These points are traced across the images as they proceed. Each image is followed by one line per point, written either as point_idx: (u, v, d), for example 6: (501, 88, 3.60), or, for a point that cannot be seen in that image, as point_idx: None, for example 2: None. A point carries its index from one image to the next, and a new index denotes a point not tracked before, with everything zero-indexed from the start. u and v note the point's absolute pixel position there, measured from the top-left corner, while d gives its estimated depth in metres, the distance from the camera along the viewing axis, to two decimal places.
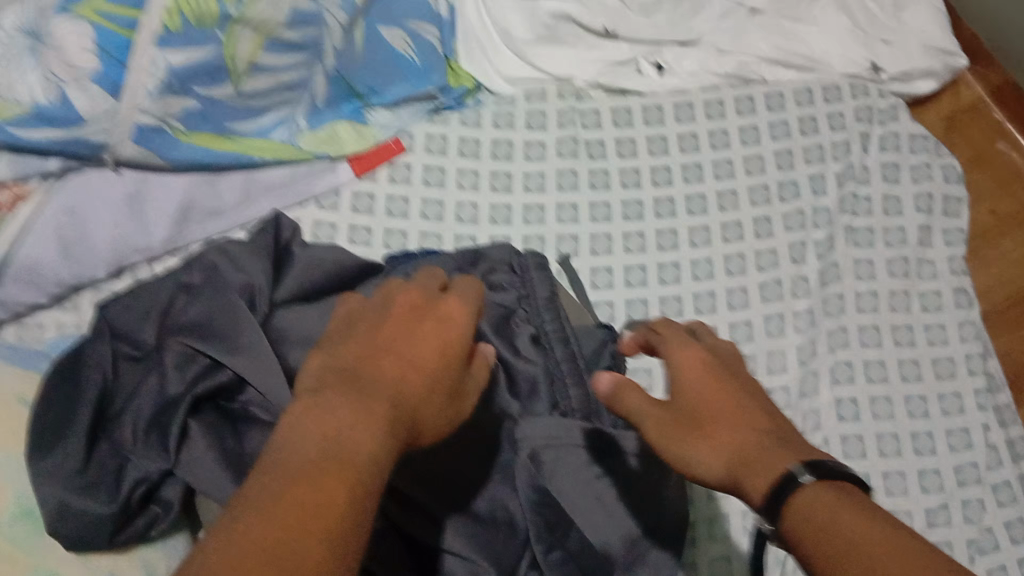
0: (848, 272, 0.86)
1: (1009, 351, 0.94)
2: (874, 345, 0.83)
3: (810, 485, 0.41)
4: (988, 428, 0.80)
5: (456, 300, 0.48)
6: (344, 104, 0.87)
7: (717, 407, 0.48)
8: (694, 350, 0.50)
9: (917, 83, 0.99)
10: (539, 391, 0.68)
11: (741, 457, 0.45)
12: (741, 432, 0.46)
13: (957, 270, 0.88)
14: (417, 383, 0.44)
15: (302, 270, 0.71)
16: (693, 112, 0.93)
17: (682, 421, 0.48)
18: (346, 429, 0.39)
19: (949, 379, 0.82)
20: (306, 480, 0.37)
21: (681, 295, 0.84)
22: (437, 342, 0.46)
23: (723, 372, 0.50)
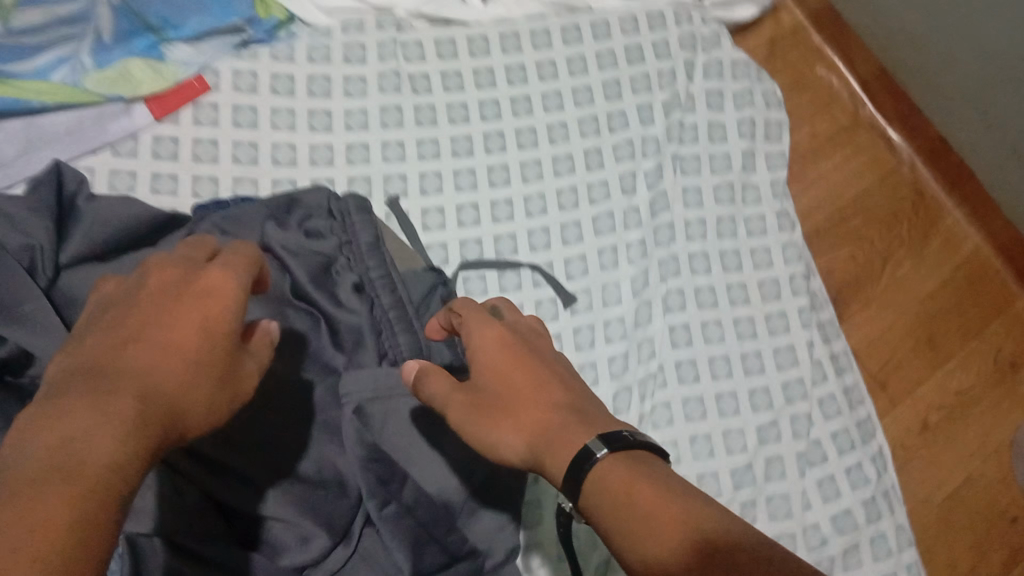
0: (677, 200, 0.87)
1: (831, 267, 0.97)
2: (704, 271, 0.84)
3: (606, 458, 0.45)
4: (812, 345, 0.84)
5: (219, 272, 0.46)
6: (136, 40, 0.79)
7: (507, 387, 0.51)
8: (496, 327, 0.53)
9: (736, 9, 1.01)
10: (363, 342, 0.65)
11: (543, 433, 0.49)
12: (543, 412, 0.50)
13: (780, 193, 0.91)
14: (178, 370, 0.43)
15: (92, 225, 0.64)
16: (520, 42, 0.90)
17: (484, 402, 0.51)
18: (85, 432, 0.37)
19: (775, 300, 0.85)
20: (31, 493, 0.34)
21: (514, 232, 0.82)
22: (201, 323, 0.45)
23: (521, 346, 0.53)
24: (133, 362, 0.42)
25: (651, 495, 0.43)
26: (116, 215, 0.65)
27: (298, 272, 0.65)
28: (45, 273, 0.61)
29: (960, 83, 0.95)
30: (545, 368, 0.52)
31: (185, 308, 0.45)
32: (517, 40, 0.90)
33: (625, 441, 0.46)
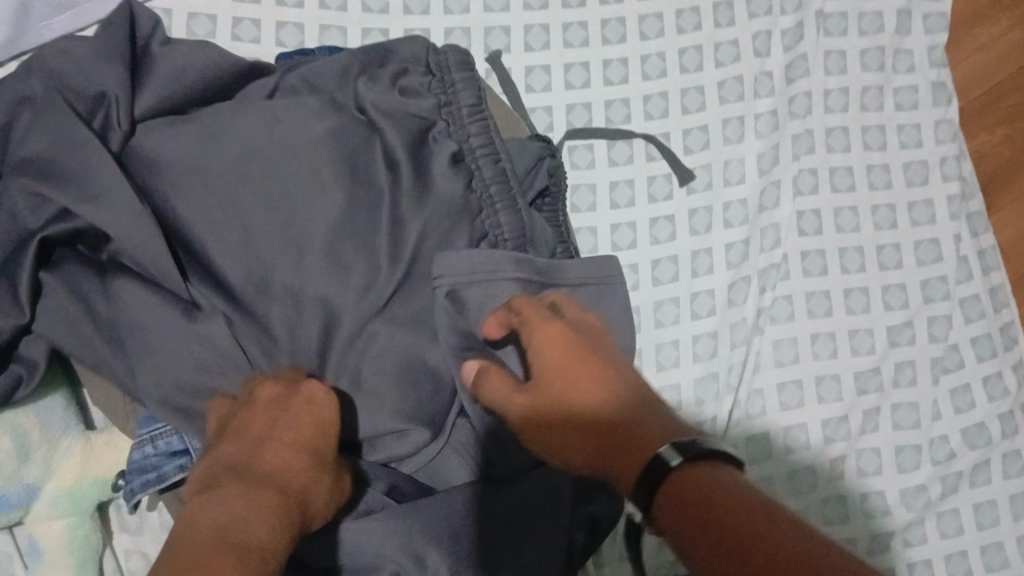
0: (817, 65, 0.76)
1: (982, 151, 0.86)
2: (841, 150, 0.74)
3: (679, 468, 0.40)
4: (959, 239, 0.74)
5: (317, 384, 0.51)
6: None
7: (561, 390, 0.47)
8: (555, 326, 0.49)
9: None
10: (463, 219, 0.59)
11: (612, 444, 0.44)
12: (608, 417, 0.45)
13: (938, 61, 0.78)
14: (300, 457, 0.47)
15: (169, 75, 0.58)
16: None
17: (541, 409, 0.47)
18: (243, 519, 0.41)
19: (921, 186, 0.75)
20: (215, 558, 0.38)
21: (628, 98, 0.73)
22: (313, 427, 0.49)
23: (584, 344, 0.48)
24: (260, 455, 0.46)
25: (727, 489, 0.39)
26: (195, 65, 0.59)
27: (392, 136, 0.58)
28: (118, 130, 0.56)
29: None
30: (610, 372, 0.47)
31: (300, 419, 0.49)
32: None
33: (696, 450, 0.40)
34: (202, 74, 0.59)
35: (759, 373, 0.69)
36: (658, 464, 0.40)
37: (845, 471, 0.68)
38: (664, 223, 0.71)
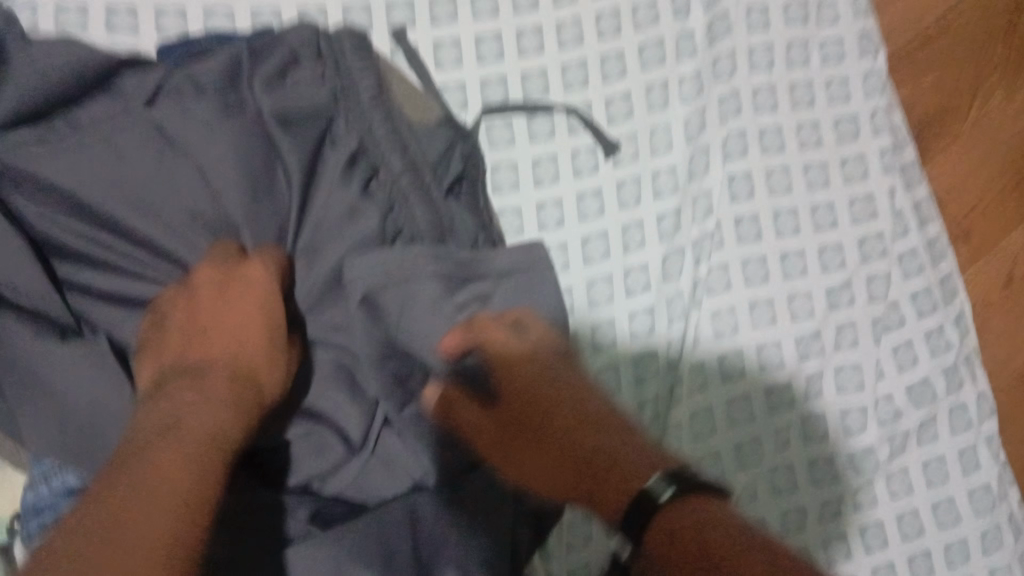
0: (739, 23, 0.73)
1: (911, 100, 0.84)
2: (769, 109, 0.72)
3: (670, 505, 0.39)
4: (893, 193, 0.73)
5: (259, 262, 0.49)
6: None
7: (535, 416, 0.46)
8: (517, 346, 0.48)
9: None
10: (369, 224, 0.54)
11: (589, 471, 0.44)
12: (583, 442, 0.44)
13: (862, 11, 0.76)
14: (254, 343, 0.46)
15: (31, 73, 0.52)
16: None
17: (514, 435, 0.47)
18: (188, 411, 0.41)
19: (852, 141, 0.73)
20: (158, 461, 0.37)
21: (545, 68, 0.69)
22: (265, 309, 0.47)
23: (549, 362, 0.48)
24: (210, 343, 0.45)
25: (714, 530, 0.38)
26: (62, 60, 0.53)
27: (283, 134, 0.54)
28: None
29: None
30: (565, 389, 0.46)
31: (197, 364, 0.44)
32: None
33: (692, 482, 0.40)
34: (71, 68, 0.53)
35: (699, 346, 0.66)
36: (646, 497, 0.40)
37: (792, 441, 0.66)
38: (591, 198, 0.68)
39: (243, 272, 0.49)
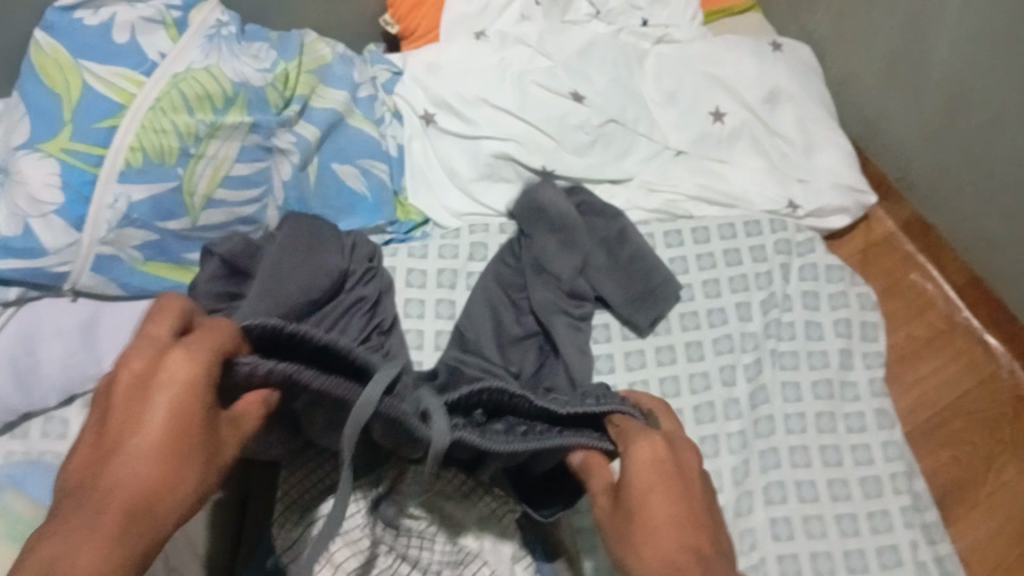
0: (776, 394, 0.91)
1: (933, 469, 1.01)
2: (804, 465, 0.88)
3: (632, 453, 0.55)
4: (915, 545, 0.85)
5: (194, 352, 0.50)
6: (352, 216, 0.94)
7: (655, 501, 0.53)
8: (648, 449, 0.55)
9: (831, 219, 1.08)
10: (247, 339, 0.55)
11: (641, 504, 0.53)
12: (659, 496, 0.53)
13: (878, 392, 0.94)
14: (165, 442, 0.47)
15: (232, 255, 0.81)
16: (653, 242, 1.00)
17: (627, 516, 0.53)
18: (147, 459, 0.46)
19: (877, 497, 0.87)
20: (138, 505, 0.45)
21: (685, 256, 0.99)
22: (179, 419, 0.47)
23: (674, 469, 0.55)
24: (126, 457, 0.46)
25: (641, 458, 0.55)
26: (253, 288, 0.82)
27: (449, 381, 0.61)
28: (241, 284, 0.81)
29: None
30: (679, 485, 0.54)
31: (223, 331, 0.53)
32: (652, 239, 1.00)
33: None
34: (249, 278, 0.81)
35: None
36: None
37: None
38: None
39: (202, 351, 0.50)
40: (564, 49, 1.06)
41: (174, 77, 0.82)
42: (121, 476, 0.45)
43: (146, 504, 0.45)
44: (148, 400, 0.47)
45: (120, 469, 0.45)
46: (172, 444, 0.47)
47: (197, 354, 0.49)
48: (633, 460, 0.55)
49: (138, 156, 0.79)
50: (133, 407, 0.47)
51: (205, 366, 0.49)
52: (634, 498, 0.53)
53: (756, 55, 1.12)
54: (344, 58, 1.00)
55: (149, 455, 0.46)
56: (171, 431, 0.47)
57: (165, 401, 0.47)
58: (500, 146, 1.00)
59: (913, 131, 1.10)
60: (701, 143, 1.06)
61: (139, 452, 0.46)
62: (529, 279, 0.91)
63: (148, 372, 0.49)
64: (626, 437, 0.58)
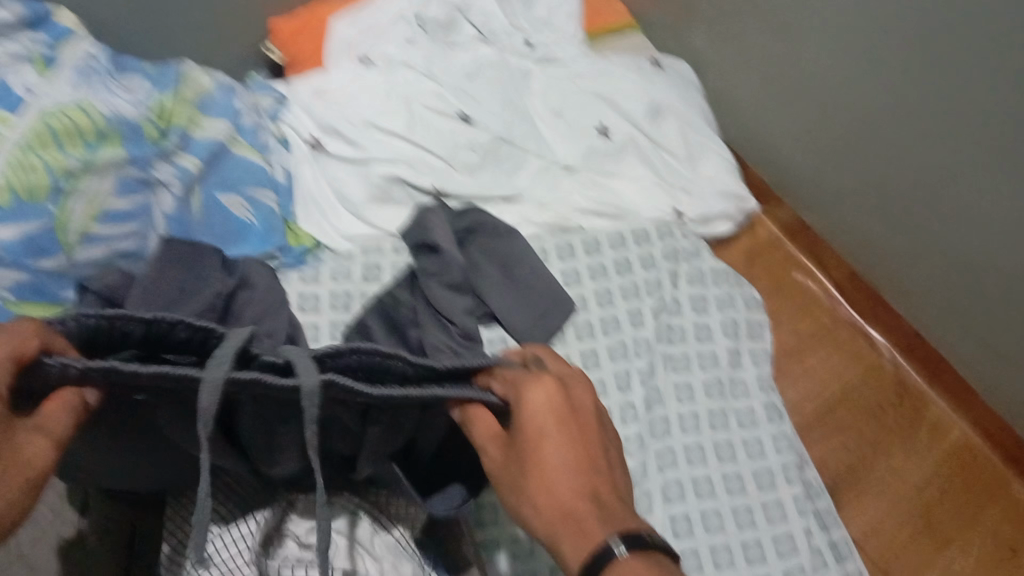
0: (670, 396, 0.94)
1: (825, 458, 1.05)
2: (700, 463, 0.90)
3: (527, 395, 0.52)
4: (809, 532, 0.88)
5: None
6: (241, 242, 0.93)
7: (550, 449, 0.50)
8: (542, 391, 0.52)
9: (714, 224, 1.13)
10: (74, 334, 0.49)
11: (535, 453, 0.50)
12: (555, 445, 0.50)
13: (767, 388, 0.98)
14: None
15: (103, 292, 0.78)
16: (545, 256, 1.02)
17: (519, 461, 0.51)
18: None
19: (771, 489, 0.90)
20: None
21: (577, 268, 1.01)
22: None
23: (568, 412, 0.52)
24: None
25: (534, 402, 0.52)
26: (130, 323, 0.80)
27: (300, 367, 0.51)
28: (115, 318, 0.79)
29: (942, 268, 1.03)
30: (579, 433, 0.51)
31: (19, 329, 0.45)
32: (544, 253, 1.02)
33: (644, 543, 0.45)
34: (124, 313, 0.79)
35: None
36: (604, 554, 0.44)
37: None
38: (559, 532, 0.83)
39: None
40: (450, 72, 1.08)
41: (42, 112, 0.80)
42: None
43: None
44: None
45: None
46: None
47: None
48: (527, 401, 0.52)
49: (7, 194, 0.76)
50: None
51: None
52: (529, 445, 0.51)
53: (636, 71, 1.16)
54: (226, 86, 0.99)
55: None
56: None
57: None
58: (390, 169, 1.00)
59: (786, 137, 1.16)
60: (587, 157, 1.09)
61: None
62: (422, 300, 0.92)
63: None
64: (515, 384, 0.54)
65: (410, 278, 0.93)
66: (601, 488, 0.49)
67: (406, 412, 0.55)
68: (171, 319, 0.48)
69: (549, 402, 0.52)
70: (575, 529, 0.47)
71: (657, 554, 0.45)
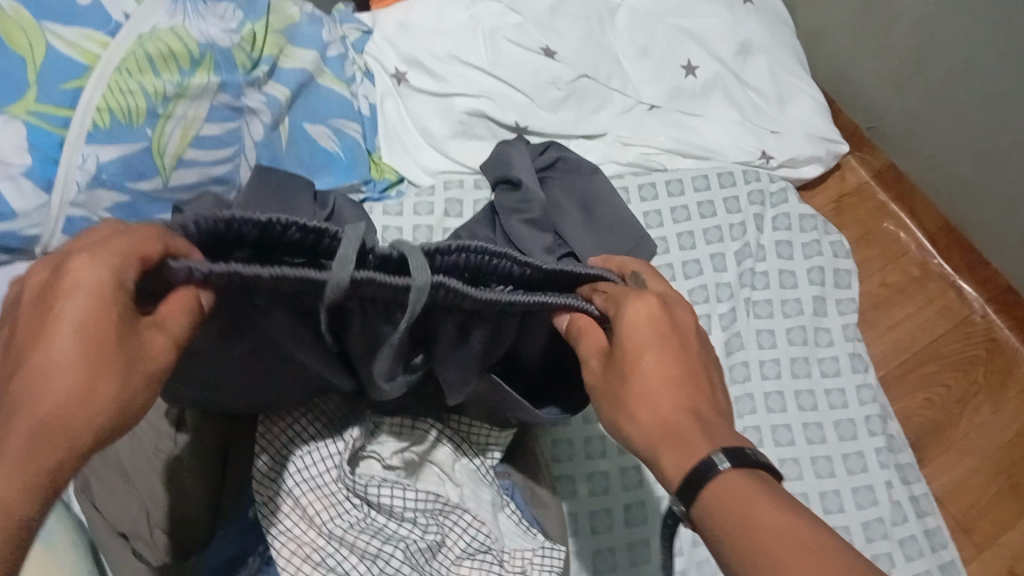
0: (751, 342, 0.92)
1: (907, 412, 1.03)
2: (780, 410, 0.89)
3: (628, 308, 0.52)
4: (891, 485, 0.87)
5: (121, 243, 0.41)
6: (328, 171, 0.94)
7: (651, 362, 0.50)
8: (642, 305, 0.52)
9: (804, 169, 1.09)
10: (191, 239, 0.46)
11: (634, 367, 0.50)
12: (655, 358, 0.50)
13: (852, 336, 0.95)
14: (83, 352, 0.38)
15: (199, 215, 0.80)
16: (628, 196, 1.00)
17: (618, 375, 0.51)
18: (65, 373, 0.38)
19: (852, 440, 0.88)
20: (55, 428, 0.38)
21: (660, 209, 0.99)
22: (97, 319, 0.39)
23: (667, 326, 0.51)
24: (42, 372, 0.38)
25: (635, 314, 0.51)
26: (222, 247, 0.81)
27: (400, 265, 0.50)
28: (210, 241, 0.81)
29: None
30: (681, 349, 0.51)
31: (140, 231, 0.42)
32: (626, 194, 1.00)
33: (749, 459, 0.44)
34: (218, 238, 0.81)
35: None
36: (708, 469, 0.44)
37: None
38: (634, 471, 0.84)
39: (127, 246, 0.41)
40: (534, 5, 1.05)
41: (139, 37, 0.80)
42: (40, 397, 0.38)
43: (66, 425, 0.38)
44: (61, 303, 0.39)
45: (24, 401, 0.37)
46: (91, 352, 0.39)
47: (117, 249, 0.40)
48: (628, 313, 0.52)
49: (106, 117, 0.78)
50: (44, 313, 0.39)
51: (116, 276, 0.40)
52: (628, 358, 0.50)
53: (727, 7, 1.12)
54: (312, 18, 0.99)
55: (68, 373, 0.38)
56: (89, 339, 0.39)
57: (76, 320, 0.38)
58: (472, 104, 1.00)
59: (881, 80, 1.11)
60: (674, 96, 1.06)
61: (54, 368, 0.38)
62: (502, 235, 0.91)
63: (54, 279, 0.39)
64: (615, 300, 0.53)
65: (490, 213, 0.93)
66: (702, 399, 0.49)
67: (512, 323, 0.55)
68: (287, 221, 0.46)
69: (650, 315, 0.51)
70: (674, 441, 0.47)
71: (761, 474, 0.44)
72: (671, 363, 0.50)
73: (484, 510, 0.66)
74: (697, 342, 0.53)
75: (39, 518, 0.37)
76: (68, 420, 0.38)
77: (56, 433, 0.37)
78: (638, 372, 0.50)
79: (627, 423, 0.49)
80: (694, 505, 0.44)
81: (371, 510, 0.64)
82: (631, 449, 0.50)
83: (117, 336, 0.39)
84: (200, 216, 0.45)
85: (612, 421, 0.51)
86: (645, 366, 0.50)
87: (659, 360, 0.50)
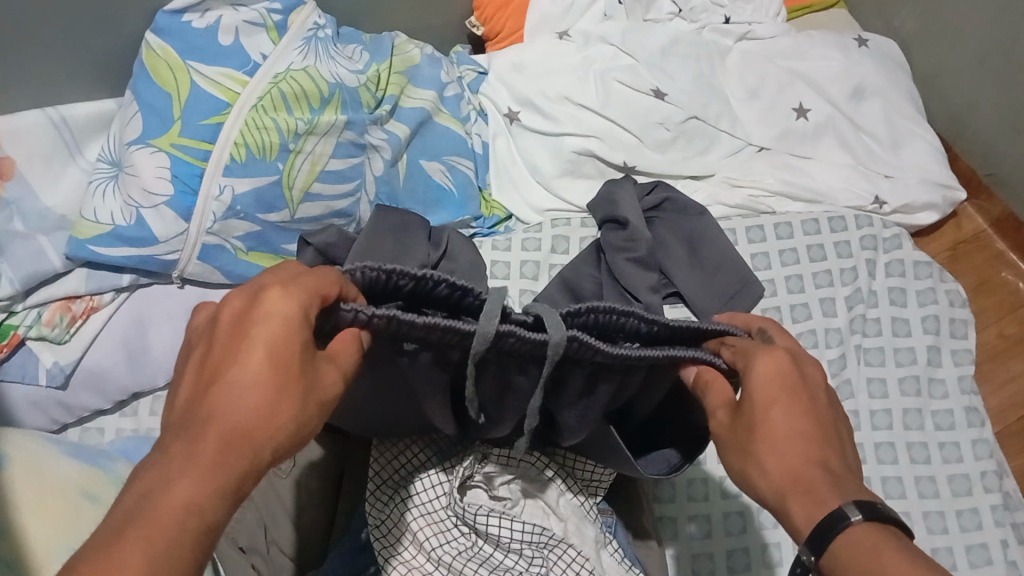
0: (860, 390, 0.91)
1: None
2: (890, 461, 0.87)
3: (759, 360, 0.53)
4: (1007, 544, 0.83)
5: (303, 282, 0.47)
6: (441, 207, 0.98)
7: (780, 414, 0.50)
8: (773, 359, 0.52)
9: (918, 215, 1.06)
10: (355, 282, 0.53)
11: (763, 420, 0.50)
12: (784, 411, 0.50)
13: (967, 390, 0.93)
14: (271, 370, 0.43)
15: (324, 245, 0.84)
16: (735, 237, 1.00)
17: (746, 427, 0.51)
18: (254, 389, 0.43)
19: (966, 496, 0.86)
20: (241, 438, 0.41)
21: (768, 251, 0.99)
22: (283, 344, 0.44)
23: (797, 380, 0.52)
24: (235, 386, 0.43)
25: (764, 367, 0.52)
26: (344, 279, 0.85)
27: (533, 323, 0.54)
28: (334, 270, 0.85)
29: None
30: (812, 404, 0.51)
31: (320, 276, 0.49)
32: (733, 234, 1.00)
33: (880, 512, 0.44)
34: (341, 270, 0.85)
35: None
36: (838, 520, 0.44)
37: None
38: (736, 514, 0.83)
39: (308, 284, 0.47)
40: (646, 46, 1.07)
41: (275, 77, 0.86)
42: (231, 409, 0.42)
43: (251, 437, 0.42)
44: (255, 328, 0.45)
45: (216, 412, 0.42)
46: (276, 373, 0.44)
47: (302, 287, 0.47)
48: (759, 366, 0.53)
49: (242, 151, 0.83)
50: (239, 336, 0.45)
51: (301, 309, 0.46)
52: (756, 411, 0.51)
53: (841, 52, 1.12)
54: (432, 59, 1.03)
55: (257, 387, 0.43)
56: (276, 361, 0.44)
57: (267, 344, 0.44)
58: (583, 144, 1.02)
59: (1004, 128, 1.09)
60: (784, 140, 1.06)
61: (245, 383, 0.43)
62: (607, 273, 0.92)
63: (249, 308, 0.46)
64: (745, 353, 0.54)
65: (597, 251, 0.94)
66: (832, 453, 0.49)
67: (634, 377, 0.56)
68: (437, 276, 0.51)
69: (782, 371, 0.52)
70: (803, 495, 0.47)
71: (893, 528, 0.44)
72: (802, 417, 0.50)
73: (589, 546, 0.66)
74: (829, 399, 0.53)
75: (224, 519, 0.39)
76: (250, 435, 0.42)
77: (241, 443, 0.41)
78: (766, 424, 0.50)
79: (752, 474, 0.50)
80: (822, 555, 0.44)
81: (477, 538, 0.65)
82: (758, 500, 0.50)
83: (296, 363, 0.44)
84: (368, 270, 0.52)
85: (738, 472, 0.51)
86: (774, 418, 0.50)
87: (788, 414, 0.50)
